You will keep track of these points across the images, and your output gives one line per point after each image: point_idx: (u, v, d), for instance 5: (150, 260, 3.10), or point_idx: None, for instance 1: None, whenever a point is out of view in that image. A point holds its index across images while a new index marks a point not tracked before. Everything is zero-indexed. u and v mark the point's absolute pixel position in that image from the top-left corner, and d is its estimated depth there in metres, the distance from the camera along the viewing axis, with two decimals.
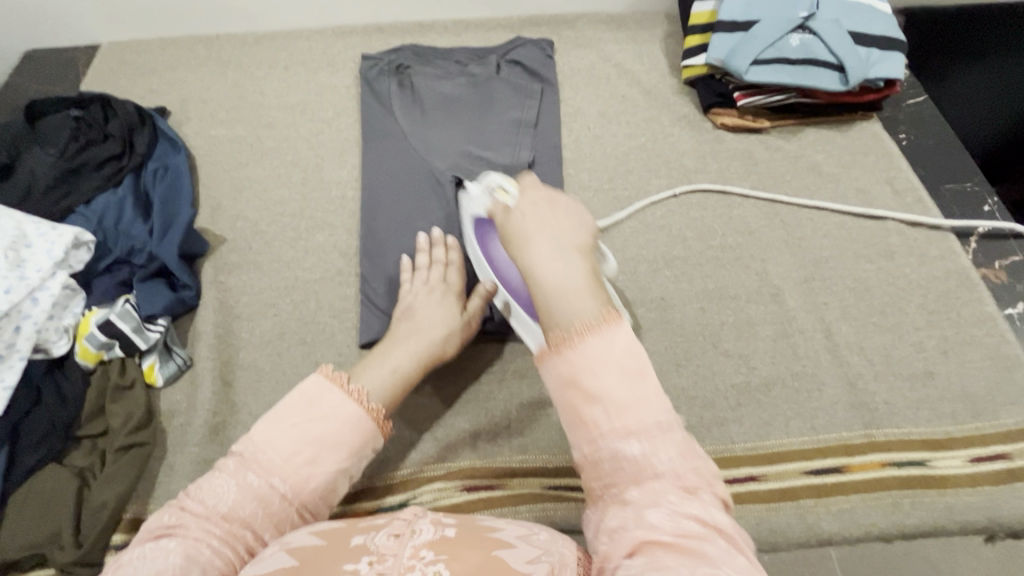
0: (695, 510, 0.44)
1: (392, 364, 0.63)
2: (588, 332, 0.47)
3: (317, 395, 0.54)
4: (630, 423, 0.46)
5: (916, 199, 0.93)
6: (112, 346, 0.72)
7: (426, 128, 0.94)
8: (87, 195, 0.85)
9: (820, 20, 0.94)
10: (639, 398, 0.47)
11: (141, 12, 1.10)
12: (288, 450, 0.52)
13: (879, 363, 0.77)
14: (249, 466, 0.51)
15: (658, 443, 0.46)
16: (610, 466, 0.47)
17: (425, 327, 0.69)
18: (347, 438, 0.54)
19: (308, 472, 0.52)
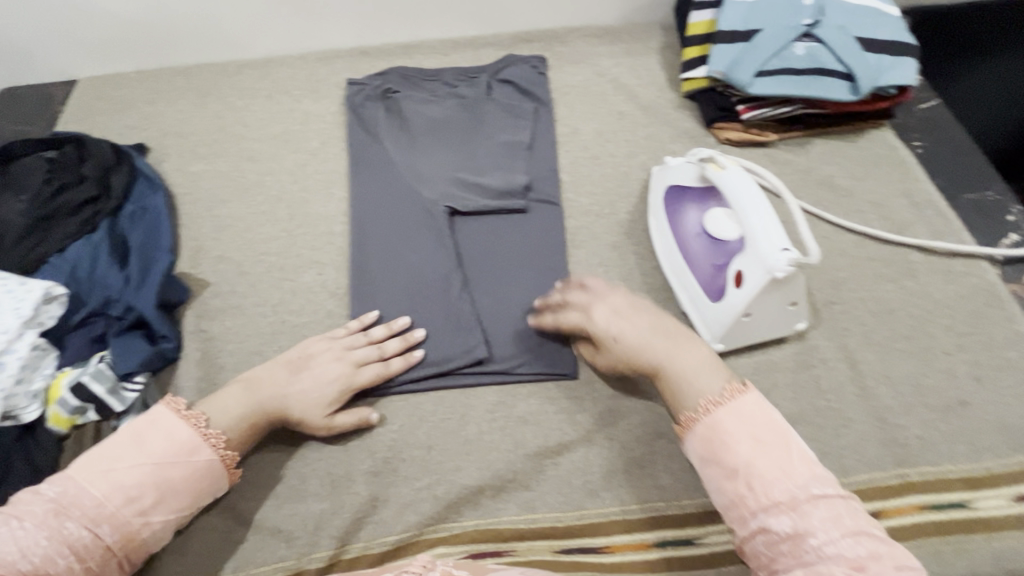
0: None
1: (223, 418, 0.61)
2: (713, 407, 0.53)
3: (149, 428, 0.55)
4: (778, 496, 0.47)
5: (936, 211, 0.88)
6: (86, 410, 0.67)
7: (418, 157, 0.90)
8: (61, 243, 0.81)
9: (825, 27, 0.90)
10: (781, 452, 0.49)
11: (117, 45, 1.06)
12: (112, 490, 0.51)
13: (909, 393, 0.72)
14: (69, 512, 0.49)
15: (812, 516, 0.46)
16: (766, 545, 0.47)
17: (299, 392, 0.66)
18: (189, 486, 0.55)
19: (142, 520, 0.52)
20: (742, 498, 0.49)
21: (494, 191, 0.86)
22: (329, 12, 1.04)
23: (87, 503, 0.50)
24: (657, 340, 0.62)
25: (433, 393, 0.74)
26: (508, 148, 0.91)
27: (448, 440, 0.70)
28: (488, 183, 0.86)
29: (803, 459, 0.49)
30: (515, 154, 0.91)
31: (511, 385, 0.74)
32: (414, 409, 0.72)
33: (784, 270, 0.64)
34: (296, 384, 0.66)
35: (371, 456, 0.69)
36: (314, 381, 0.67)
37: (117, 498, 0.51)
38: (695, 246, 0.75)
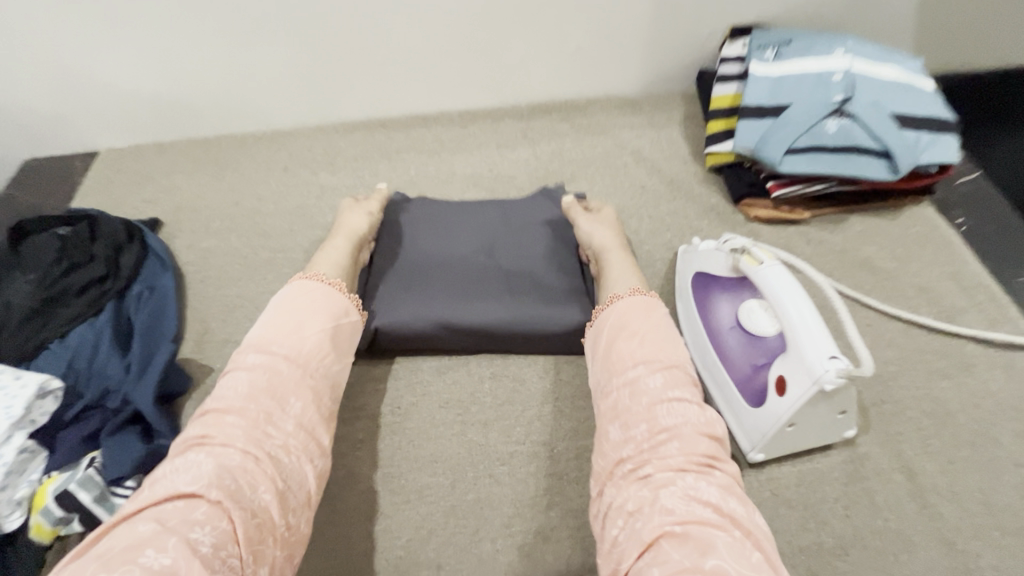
0: (711, 499, 0.51)
1: (271, 321, 0.65)
2: (629, 311, 0.67)
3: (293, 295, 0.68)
4: (665, 424, 0.57)
5: (989, 297, 0.81)
6: (70, 519, 0.63)
7: (440, 296, 0.78)
8: (63, 327, 0.77)
9: (858, 103, 0.86)
10: (686, 433, 0.56)
11: (141, 120, 1.08)
12: (246, 389, 0.58)
13: (979, 513, 0.64)
14: (206, 445, 0.54)
15: (686, 430, 0.56)
16: (650, 446, 0.56)
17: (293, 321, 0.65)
18: (314, 308, 0.67)
19: (300, 340, 0.63)
20: (637, 462, 0.56)
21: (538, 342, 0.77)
22: (349, 87, 1.05)
23: (199, 469, 0.51)
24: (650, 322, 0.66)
25: (444, 500, 0.67)
26: (543, 286, 0.79)
27: (460, 558, 0.64)
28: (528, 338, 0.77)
29: (706, 431, 0.56)
30: (552, 294, 0.79)
31: (529, 493, 0.67)
32: (423, 519, 0.66)
33: (833, 381, 0.57)
34: (294, 308, 0.66)
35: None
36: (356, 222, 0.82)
37: (227, 480, 0.51)
38: (730, 340, 0.70)
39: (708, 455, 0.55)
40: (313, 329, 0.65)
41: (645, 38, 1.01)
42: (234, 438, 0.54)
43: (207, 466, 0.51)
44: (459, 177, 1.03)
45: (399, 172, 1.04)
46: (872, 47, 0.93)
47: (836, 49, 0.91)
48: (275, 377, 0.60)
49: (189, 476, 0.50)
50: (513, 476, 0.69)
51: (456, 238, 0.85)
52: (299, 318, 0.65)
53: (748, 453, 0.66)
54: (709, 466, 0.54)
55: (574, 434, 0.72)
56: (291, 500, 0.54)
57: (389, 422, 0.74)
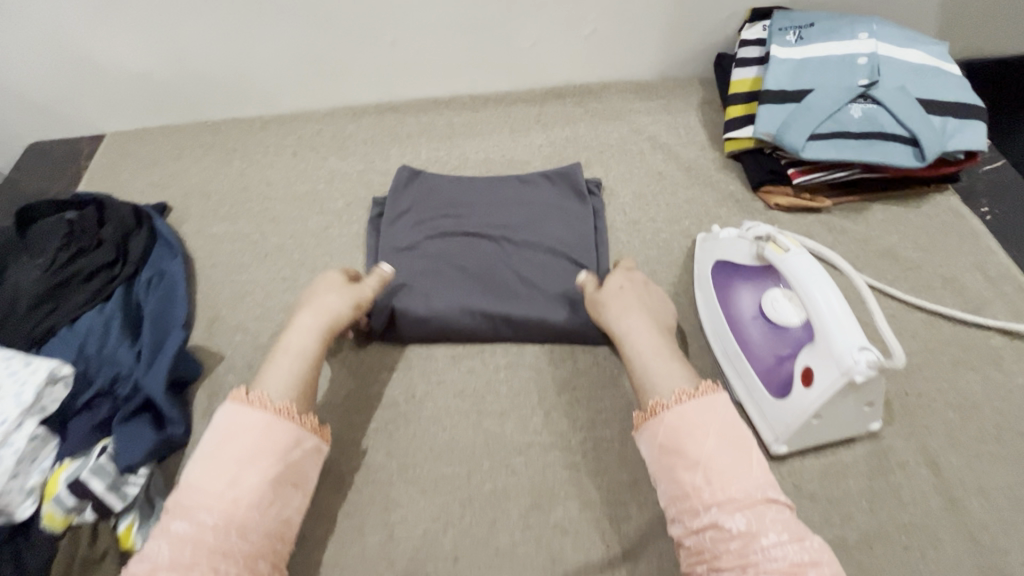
0: None
1: (211, 465, 0.53)
2: (687, 409, 0.55)
3: (234, 424, 0.55)
4: (773, 564, 0.46)
5: (1016, 288, 0.79)
6: (83, 508, 0.61)
7: (443, 277, 0.80)
8: (71, 314, 0.77)
9: (884, 88, 0.84)
10: (793, 566, 0.46)
11: (148, 103, 1.06)
12: (208, 491, 0.52)
13: (1007, 508, 0.63)
14: (168, 529, 0.50)
15: (782, 549, 0.47)
16: None
17: (234, 440, 0.54)
18: (260, 443, 0.55)
19: (240, 487, 0.52)
20: None
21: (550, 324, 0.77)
22: (358, 70, 1.02)
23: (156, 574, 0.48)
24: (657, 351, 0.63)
25: (460, 491, 0.66)
26: (555, 265, 0.81)
27: (477, 550, 0.63)
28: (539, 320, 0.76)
29: (813, 561, 0.47)
30: (561, 281, 0.79)
31: (547, 484, 0.66)
32: (439, 510, 0.65)
33: (863, 373, 0.56)
34: (244, 430, 0.55)
35: (390, 567, 0.62)
36: (328, 294, 0.68)
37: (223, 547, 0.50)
38: (754, 331, 0.68)
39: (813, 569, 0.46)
40: (247, 459, 0.53)
41: (663, 20, 0.98)
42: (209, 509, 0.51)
43: (178, 540, 0.49)
44: (472, 162, 1.01)
45: (410, 157, 1.02)
46: (897, 30, 0.90)
47: (860, 32, 0.89)
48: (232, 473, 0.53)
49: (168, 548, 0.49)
50: (530, 467, 0.68)
51: (461, 216, 0.85)
52: (233, 442, 0.54)
53: (771, 445, 0.65)
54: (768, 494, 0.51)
55: (592, 424, 0.70)
56: None
57: (404, 410, 0.73)
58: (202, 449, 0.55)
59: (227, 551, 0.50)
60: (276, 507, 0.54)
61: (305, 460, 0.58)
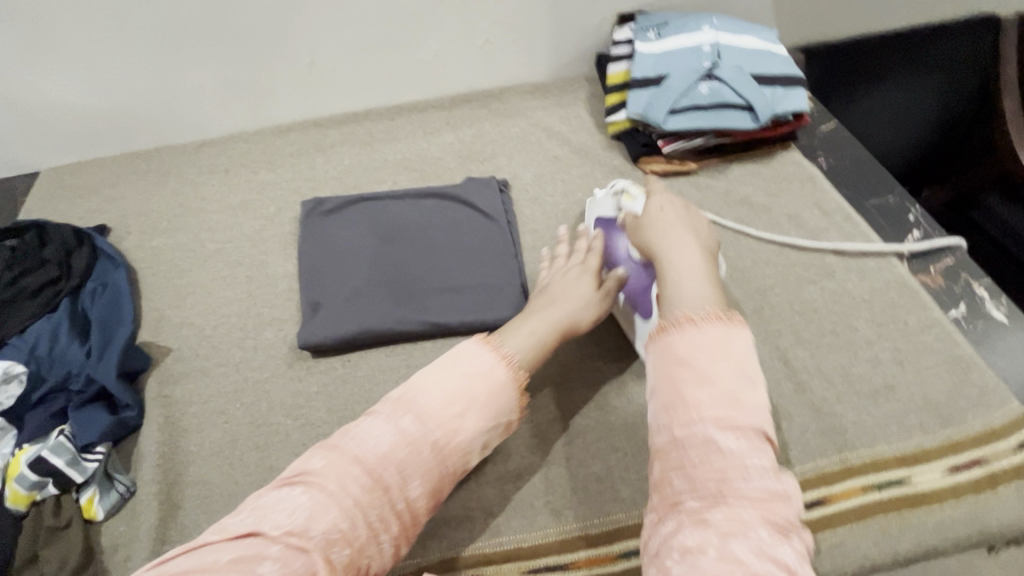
0: (788, 559, 0.43)
1: (456, 380, 0.57)
2: (710, 320, 0.53)
3: (475, 353, 0.60)
4: (760, 482, 0.46)
5: (845, 217, 0.97)
6: (45, 484, 0.67)
7: (377, 276, 0.90)
8: (21, 325, 0.83)
9: (723, 68, 1.02)
10: (773, 494, 0.45)
11: (81, 137, 1.13)
12: (443, 400, 0.56)
13: (841, 383, 0.78)
14: (407, 412, 0.56)
15: (761, 457, 0.47)
16: (716, 480, 0.46)
17: (475, 373, 0.58)
18: (494, 396, 0.58)
19: (458, 425, 0.56)
20: (704, 503, 0.46)
21: (473, 300, 0.88)
22: (279, 91, 1.13)
23: (373, 451, 0.53)
24: (716, 346, 0.52)
25: None
26: (469, 252, 0.93)
27: None
28: (462, 294, 0.88)
29: (790, 497, 0.46)
30: (484, 262, 0.92)
31: None
32: None
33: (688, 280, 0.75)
34: (489, 356, 0.60)
35: None
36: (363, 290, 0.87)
37: (315, 532, 0.47)
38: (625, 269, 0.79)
39: (789, 520, 0.45)
40: (472, 421, 0.57)
41: (544, 28, 1.14)
42: (343, 491, 0.50)
43: (302, 508, 0.48)
44: (391, 162, 1.12)
45: (335, 162, 1.12)
46: (733, 23, 1.10)
47: (704, 26, 1.08)
48: (394, 448, 0.54)
49: (283, 514, 0.48)
50: None
51: (383, 225, 0.97)
52: (436, 399, 0.56)
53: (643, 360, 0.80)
54: (789, 531, 0.45)
55: None
56: (415, 519, 0.56)
57: (343, 373, 0.83)
58: (431, 366, 0.59)
59: (426, 475, 0.55)
60: (465, 458, 0.58)
61: (501, 431, 0.60)
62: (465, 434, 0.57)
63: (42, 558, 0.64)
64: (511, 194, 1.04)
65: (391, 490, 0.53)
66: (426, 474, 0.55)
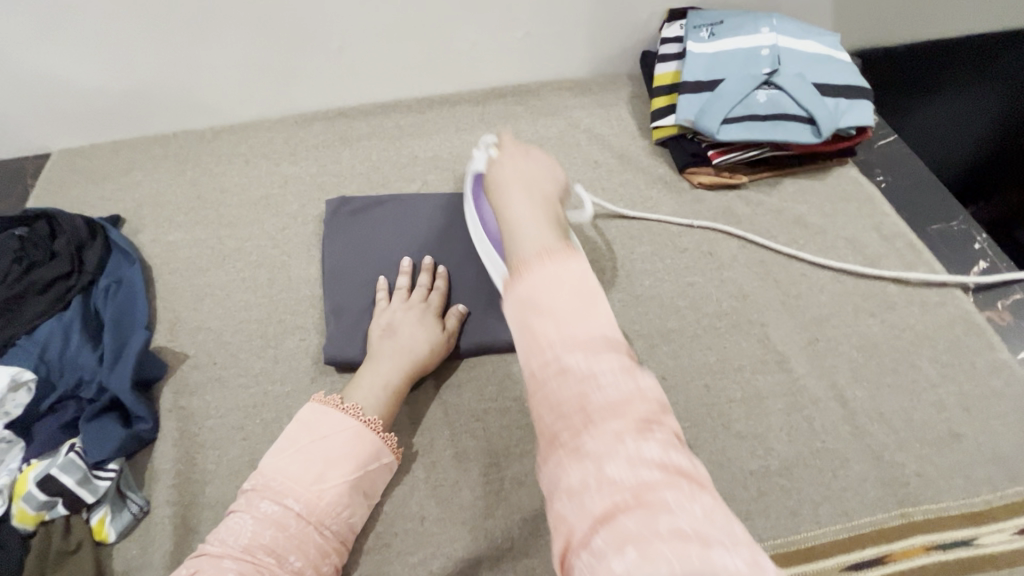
0: (653, 455, 0.40)
1: (319, 440, 0.63)
2: (545, 258, 0.50)
3: (312, 420, 0.65)
4: (609, 399, 0.42)
5: (906, 243, 0.91)
6: (54, 504, 0.63)
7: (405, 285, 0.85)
8: (31, 324, 0.78)
9: (784, 75, 0.95)
10: (620, 401, 0.42)
11: (95, 120, 1.07)
12: (299, 471, 0.61)
13: (903, 429, 0.72)
14: (261, 495, 0.60)
15: (619, 382, 0.43)
16: (566, 401, 0.43)
17: (339, 431, 0.64)
18: (349, 449, 0.63)
19: (319, 488, 0.61)
20: (575, 431, 0.42)
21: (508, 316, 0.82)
22: (305, 79, 1.07)
23: (235, 533, 0.57)
24: (571, 288, 0.48)
25: (423, 459, 0.71)
26: None
27: (443, 509, 0.68)
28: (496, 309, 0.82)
29: (650, 395, 0.43)
30: None
31: (504, 444, 0.72)
32: (406, 477, 0.70)
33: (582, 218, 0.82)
34: (337, 419, 0.65)
35: (362, 534, 0.66)
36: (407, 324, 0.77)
37: None
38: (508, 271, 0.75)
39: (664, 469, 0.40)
40: (333, 478, 0.62)
41: (588, 22, 1.07)
42: (220, 575, 0.54)
43: None
44: (420, 160, 1.06)
45: (361, 158, 1.06)
46: (793, 25, 1.02)
47: (762, 28, 1.00)
48: (328, 491, 0.61)
49: None
50: (488, 431, 0.73)
51: (411, 228, 0.90)
52: (348, 445, 0.64)
53: None
54: (648, 424, 0.41)
55: None
56: (322, 569, 0.59)
57: None
58: (283, 442, 0.63)
59: (302, 541, 0.58)
60: (347, 510, 0.62)
61: (379, 475, 0.65)
62: (328, 491, 0.61)
63: None
64: None
65: (270, 565, 0.56)
66: (359, 501, 0.63)
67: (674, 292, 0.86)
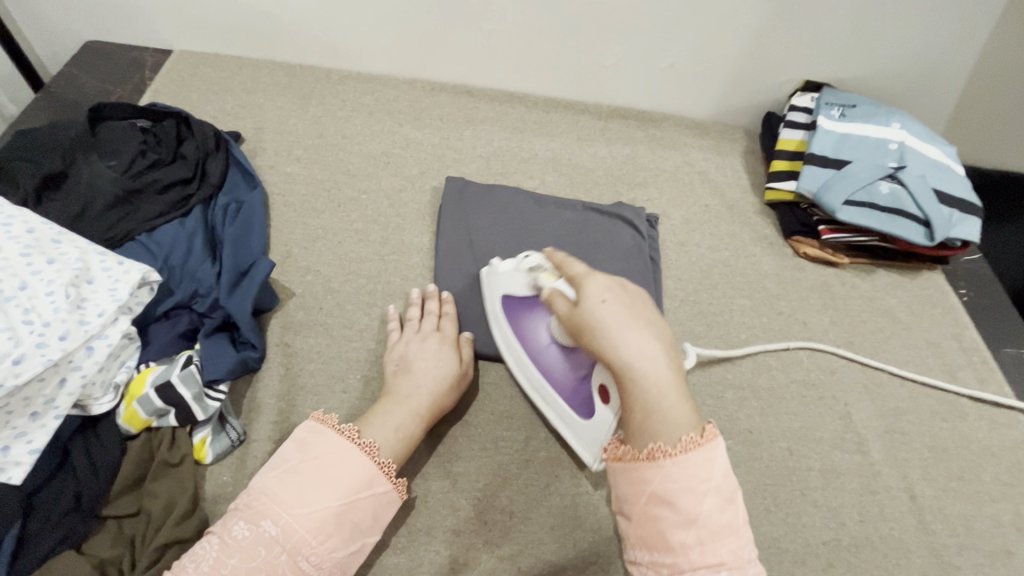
0: (733, 571, 0.48)
1: (303, 459, 0.59)
2: (690, 447, 0.51)
3: (307, 437, 0.61)
4: (716, 542, 0.48)
5: (982, 359, 0.95)
6: (166, 414, 0.63)
7: None
8: (150, 223, 0.77)
9: (908, 173, 0.98)
10: (718, 527, 0.49)
11: (228, 31, 1.05)
12: (280, 491, 0.57)
13: (963, 534, 0.76)
14: (238, 516, 0.56)
15: (700, 490, 0.50)
16: (657, 506, 0.51)
17: (324, 450, 0.60)
18: (339, 474, 0.59)
19: (298, 514, 0.56)
20: (657, 543, 0.50)
21: None
22: (446, 49, 1.07)
23: (200, 557, 0.53)
24: (703, 470, 0.50)
25: (517, 454, 0.72)
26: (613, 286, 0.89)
27: (533, 509, 0.69)
28: None
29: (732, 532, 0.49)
30: None
31: None
32: (500, 467, 0.71)
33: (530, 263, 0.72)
34: (325, 440, 0.60)
35: (453, 514, 0.67)
36: (424, 357, 0.72)
37: None
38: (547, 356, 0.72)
39: (732, 545, 0.48)
40: (317, 503, 0.57)
41: (729, 72, 1.10)
42: None
43: None
44: (539, 158, 1.07)
45: (482, 141, 1.06)
46: (921, 128, 1.06)
47: (894, 122, 1.04)
48: (309, 517, 0.56)
49: None
50: None
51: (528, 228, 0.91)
52: (338, 468, 0.59)
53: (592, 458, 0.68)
54: (730, 560, 0.48)
55: None
56: None
57: None
58: (274, 461, 0.60)
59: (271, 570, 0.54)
60: (330, 542, 0.56)
61: (372, 505, 0.60)
62: (310, 514, 0.56)
63: (148, 490, 0.61)
64: (657, 232, 1.01)
65: None
66: (348, 533, 0.58)
67: (768, 351, 0.89)
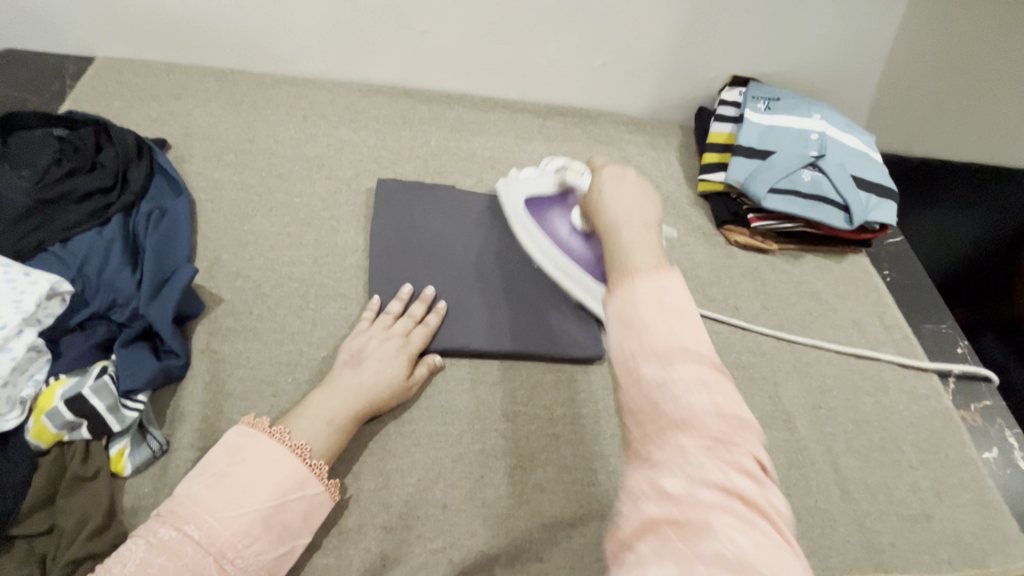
0: (711, 474, 0.40)
1: (231, 462, 0.60)
2: (646, 282, 0.49)
3: (235, 442, 0.62)
4: (675, 413, 0.43)
5: (903, 335, 1.00)
6: (78, 426, 0.61)
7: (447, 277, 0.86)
8: (65, 233, 0.75)
9: (828, 161, 1.03)
10: (692, 417, 0.43)
11: (154, 36, 1.03)
12: (206, 495, 0.57)
13: (884, 502, 0.80)
14: (163, 521, 0.56)
15: (681, 363, 0.45)
16: (635, 385, 0.45)
17: (251, 452, 0.61)
18: (267, 476, 0.60)
19: (224, 516, 0.56)
20: (648, 439, 0.44)
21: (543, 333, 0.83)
22: (381, 51, 1.07)
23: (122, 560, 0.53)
24: (672, 313, 0.47)
25: (452, 448, 0.72)
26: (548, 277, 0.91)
27: (466, 501, 0.69)
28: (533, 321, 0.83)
29: (716, 410, 0.43)
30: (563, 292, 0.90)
31: (530, 449, 0.74)
32: (433, 462, 0.71)
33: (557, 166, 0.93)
34: (254, 443, 0.61)
35: (386, 511, 0.67)
36: (376, 359, 0.73)
37: None
38: (571, 242, 0.85)
39: (717, 434, 0.42)
40: (245, 505, 0.57)
41: (660, 70, 1.13)
42: None
43: None
44: (478, 157, 1.08)
45: (420, 142, 1.07)
46: (841, 118, 1.11)
47: (815, 113, 1.08)
48: (235, 521, 0.57)
49: None
50: (516, 433, 0.75)
51: (463, 225, 0.92)
52: (265, 471, 0.60)
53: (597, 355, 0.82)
54: (720, 443, 0.42)
55: (572, 402, 0.79)
56: None
57: None
58: (202, 466, 0.60)
59: (196, 571, 0.54)
60: (258, 544, 0.57)
61: (302, 506, 0.60)
62: (237, 515, 0.57)
63: (61, 506, 0.59)
64: None
65: None
66: (275, 536, 0.58)
67: None
